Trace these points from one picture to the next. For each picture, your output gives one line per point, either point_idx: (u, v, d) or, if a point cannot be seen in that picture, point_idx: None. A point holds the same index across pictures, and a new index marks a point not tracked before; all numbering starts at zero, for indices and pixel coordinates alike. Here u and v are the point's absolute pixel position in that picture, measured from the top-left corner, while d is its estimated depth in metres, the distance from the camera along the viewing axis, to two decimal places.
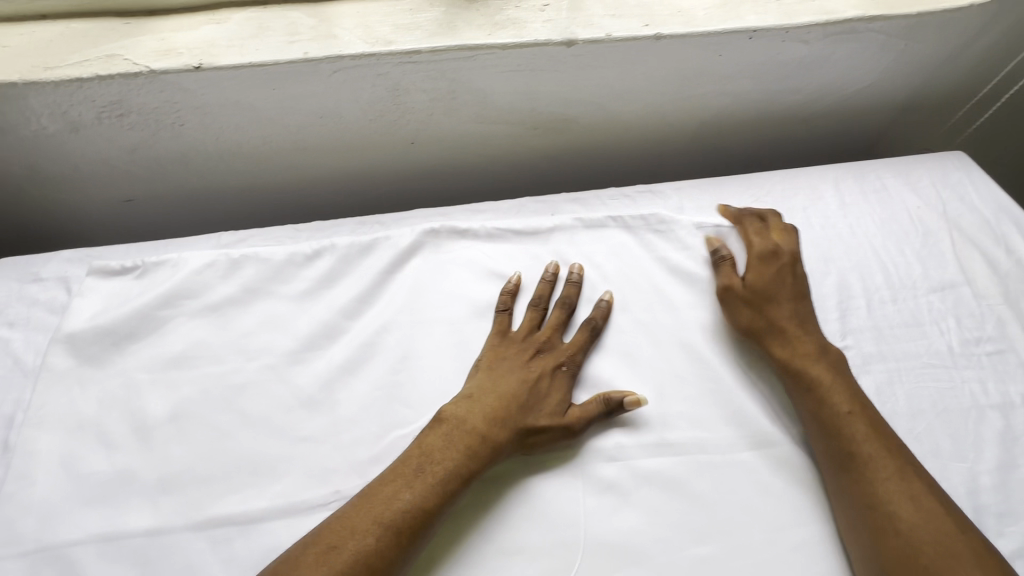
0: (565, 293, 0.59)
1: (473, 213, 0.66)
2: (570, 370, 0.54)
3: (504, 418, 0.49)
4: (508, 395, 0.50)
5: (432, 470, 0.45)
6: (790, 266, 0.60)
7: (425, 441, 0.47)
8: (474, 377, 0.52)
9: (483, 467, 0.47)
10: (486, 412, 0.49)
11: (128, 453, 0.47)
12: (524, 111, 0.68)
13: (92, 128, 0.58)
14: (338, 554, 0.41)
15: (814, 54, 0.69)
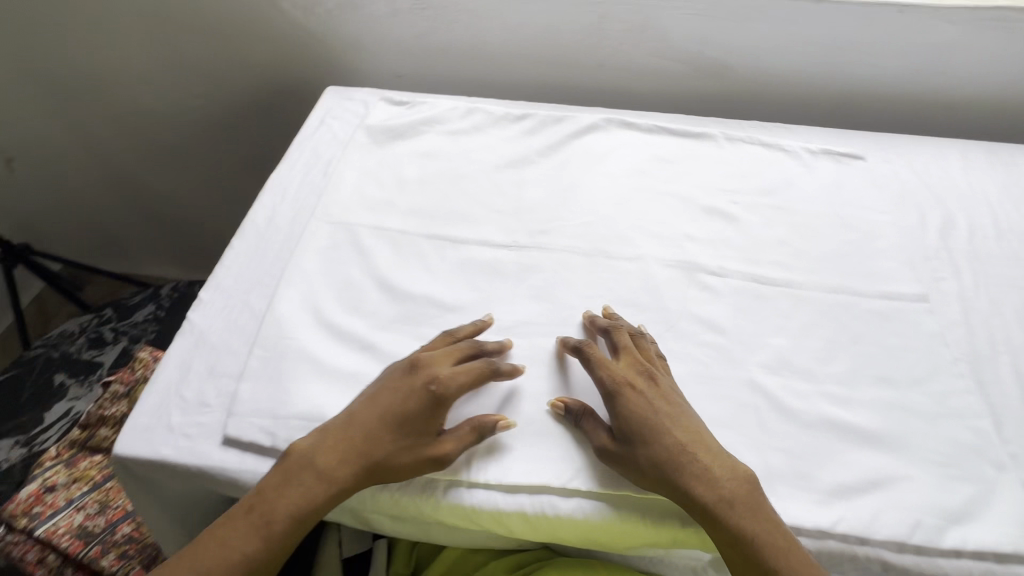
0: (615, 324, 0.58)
1: (639, 115, 0.86)
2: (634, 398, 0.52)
3: (353, 451, 0.49)
4: (369, 429, 0.50)
5: (306, 483, 0.48)
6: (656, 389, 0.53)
7: (308, 452, 0.49)
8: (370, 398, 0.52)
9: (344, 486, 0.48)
10: (324, 449, 0.49)
11: (392, 192, 0.73)
12: (693, 54, 0.87)
13: (404, 14, 0.89)
14: (224, 547, 0.45)
15: (958, 38, 0.81)
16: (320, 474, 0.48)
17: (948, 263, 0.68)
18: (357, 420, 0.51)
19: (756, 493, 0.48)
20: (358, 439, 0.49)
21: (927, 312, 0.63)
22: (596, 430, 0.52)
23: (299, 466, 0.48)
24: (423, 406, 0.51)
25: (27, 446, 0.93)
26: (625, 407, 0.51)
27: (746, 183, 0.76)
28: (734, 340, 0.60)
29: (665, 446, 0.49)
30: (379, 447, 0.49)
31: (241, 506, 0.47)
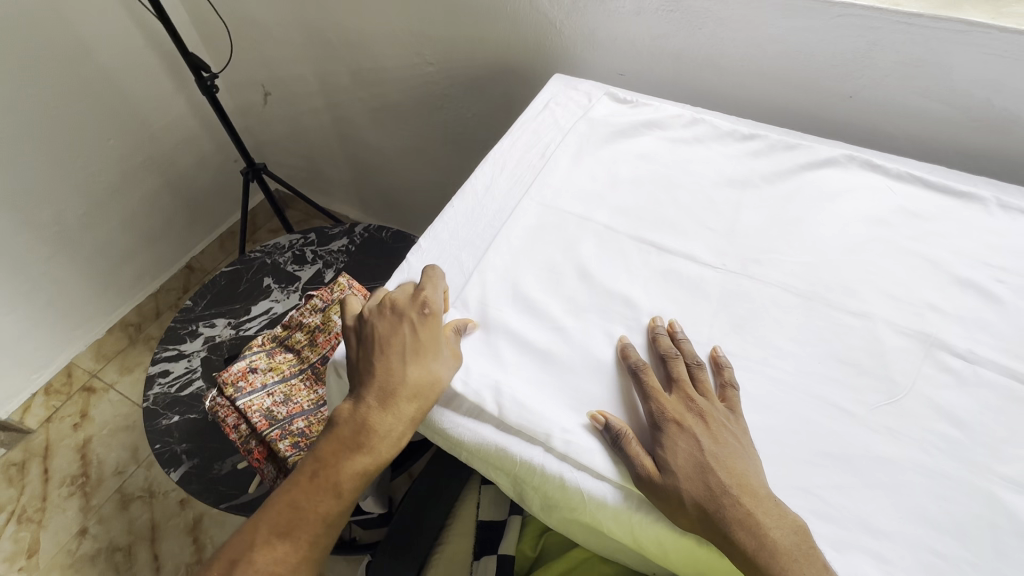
0: (665, 346, 0.57)
1: (889, 158, 0.76)
2: (680, 432, 0.51)
3: (403, 420, 0.55)
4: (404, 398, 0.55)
5: (366, 453, 0.55)
6: (682, 424, 0.51)
7: (360, 423, 0.55)
8: (403, 363, 0.56)
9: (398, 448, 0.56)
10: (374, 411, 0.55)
11: (603, 186, 0.74)
12: (978, 100, 0.75)
13: (647, 15, 0.89)
14: (321, 504, 0.55)
15: None
16: (387, 424, 0.55)
17: None
18: (414, 368, 0.56)
19: (815, 553, 0.45)
20: (403, 408, 0.55)
21: None
22: (638, 454, 0.50)
23: (370, 420, 0.55)
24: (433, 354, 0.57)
25: (237, 329, 1.12)
26: (668, 442, 0.50)
27: (1019, 261, 0.64)
28: (975, 439, 0.51)
29: (705, 486, 0.47)
30: (419, 397, 0.55)
31: (326, 471, 0.55)
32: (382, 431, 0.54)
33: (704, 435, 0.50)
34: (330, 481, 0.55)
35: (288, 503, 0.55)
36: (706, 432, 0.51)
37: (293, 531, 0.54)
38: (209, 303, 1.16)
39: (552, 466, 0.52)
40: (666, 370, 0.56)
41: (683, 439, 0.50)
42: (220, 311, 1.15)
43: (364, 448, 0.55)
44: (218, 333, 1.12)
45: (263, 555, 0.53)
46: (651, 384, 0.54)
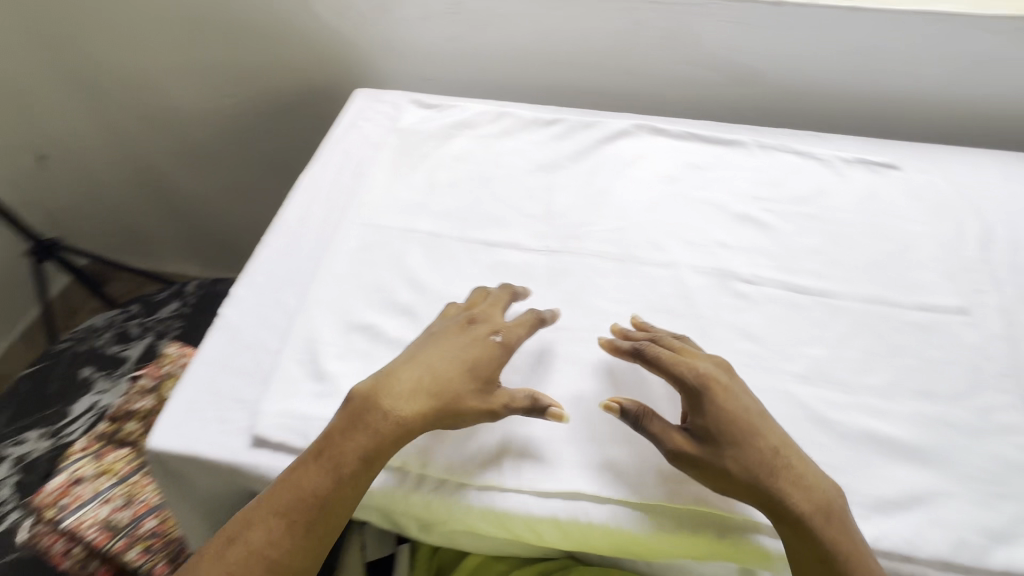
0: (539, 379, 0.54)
1: (670, 121, 0.85)
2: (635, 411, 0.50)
3: (427, 399, 0.49)
4: (441, 377, 0.50)
5: (379, 430, 0.48)
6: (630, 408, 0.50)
7: (363, 394, 0.50)
8: (440, 349, 0.52)
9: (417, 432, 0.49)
10: (395, 393, 0.49)
11: (423, 194, 0.74)
12: (726, 60, 0.87)
13: (436, 19, 0.90)
14: (311, 483, 0.47)
15: (999, 49, 0.79)
16: (398, 404, 0.49)
17: (989, 276, 0.66)
18: (470, 367, 0.51)
19: (838, 511, 0.46)
20: (425, 381, 0.50)
21: (968, 325, 0.61)
22: (663, 429, 0.49)
23: (389, 394, 0.49)
24: (493, 353, 0.52)
25: (53, 438, 0.94)
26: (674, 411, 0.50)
27: (779, 191, 0.75)
28: (769, 349, 0.59)
29: (749, 447, 0.47)
30: (452, 390, 0.50)
31: (332, 446, 0.48)
32: (386, 416, 0.48)
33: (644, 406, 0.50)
34: (320, 468, 0.47)
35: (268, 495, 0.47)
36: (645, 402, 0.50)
37: (263, 524, 0.46)
38: (13, 416, 0.97)
39: (409, 486, 0.51)
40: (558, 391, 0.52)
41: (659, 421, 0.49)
42: (28, 423, 0.96)
43: (367, 430, 0.48)
44: (29, 450, 0.93)
45: (256, 534, 0.46)
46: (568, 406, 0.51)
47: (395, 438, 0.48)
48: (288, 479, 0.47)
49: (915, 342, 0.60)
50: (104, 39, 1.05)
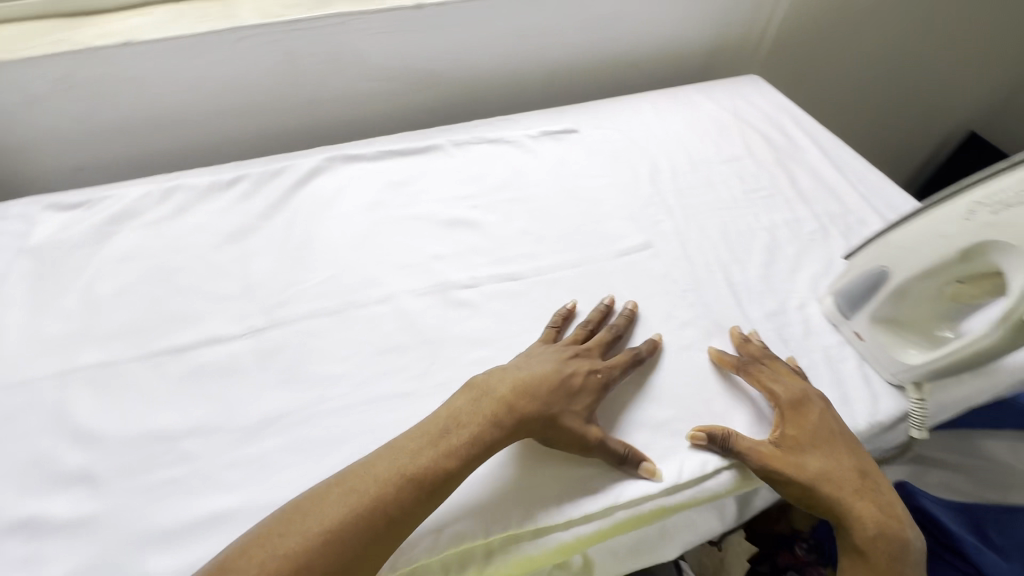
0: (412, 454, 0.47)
1: (364, 144, 0.82)
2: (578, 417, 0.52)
3: (530, 393, 0.51)
4: (542, 378, 0.53)
5: (456, 432, 0.48)
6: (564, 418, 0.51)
7: (486, 406, 0.50)
8: (581, 362, 0.56)
9: (506, 434, 0.49)
10: (529, 399, 0.51)
11: (82, 318, 0.60)
12: (399, 69, 0.86)
13: (45, 100, 0.74)
14: (359, 494, 0.44)
15: (616, 7, 0.90)
16: (553, 405, 0.51)
17: (661, 206, 0.75)
18: (595, 388, 0.54)
19: (903, 521, 0.51)
20: (550, 384, 0.53)
21: (653, 256, 0.69)
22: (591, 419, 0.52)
23: (482, 404, 0.50)
24: (590, 383, 0.54)
25: None
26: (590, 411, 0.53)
27: (480, 185, 0.77)
28: (499, 348, 0.60)
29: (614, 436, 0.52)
30: (555, 405, 0.51)
31: (379, 461, 0.46)
32: (507, 425, 0.50)
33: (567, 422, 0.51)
34: (380, 468, 0.45)
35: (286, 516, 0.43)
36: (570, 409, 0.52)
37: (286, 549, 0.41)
38: None
39: None
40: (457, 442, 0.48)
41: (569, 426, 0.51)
42: None
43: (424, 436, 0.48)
44: None
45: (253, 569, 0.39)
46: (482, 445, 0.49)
47: (474, 441, 0.48)
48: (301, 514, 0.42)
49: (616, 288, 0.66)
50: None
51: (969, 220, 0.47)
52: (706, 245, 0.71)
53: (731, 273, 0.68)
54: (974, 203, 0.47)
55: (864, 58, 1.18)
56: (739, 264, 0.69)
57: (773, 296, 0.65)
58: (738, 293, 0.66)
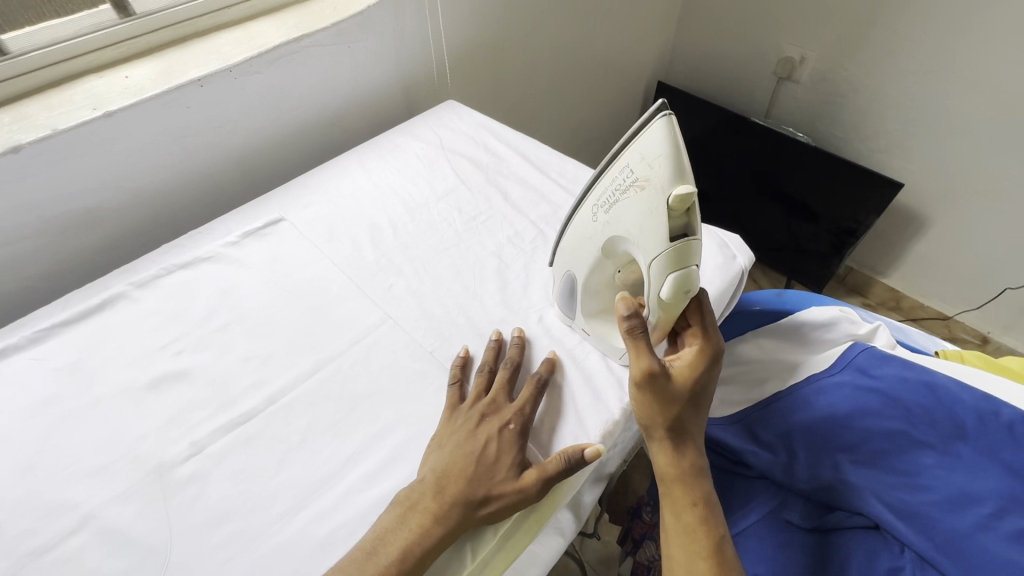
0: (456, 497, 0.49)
1: (13, 328, 0.65)
2: (506, 476, 0.51)
3: (450, 490, 0.50)
4: (458, 467, 0.51)
5: (383, 550, 0.47)
6: (490, 488, 0.50)
7: (410, 510, 0.49)
8: (511, 411, 0.56)
9: (436, 543, 0.48)
10: (455, 479, 0.50)
11: None
12: (30, 221, 0.70)
13: None
14: None
15: (278, 78, 0.84)
16: (474, 474, 0.50)
17: (390, 268, 0.73)
18: (521, 434, 0.54)
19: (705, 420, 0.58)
20: (463, 461, 0.51)
21: (393, 326, 0.66)
22: (513, 469, 0.51)
23: (417, 495, 0.50)
24: (534, 404, 0.57)
25: None
26: (515, 459, 0.52)
27: (182, 322, 0.66)
28: (243, 514, 0.51)
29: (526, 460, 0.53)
30: (473, 482, 0.50)
31: None
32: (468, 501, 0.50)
33: (495, 485, 0.50)
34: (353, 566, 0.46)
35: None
36: (494, 469, 0.51)
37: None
38: None
39: None
40: (467, 495, 0.50)
41: (501, 493, 0.50)
42: None
43: (400, 526, 0.48)
44: None
45: None
46: (498, 477, 0.51)
47: (404, 559, 0.46)
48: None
49: (364, 379, 0.61)
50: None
51: (600, 222, 0.57)
52: (442, 291, 0.70)
53: (472, 311, 0.67)
54: (597, 208, 0.57)
55: (549, 52, 1.31)
56: (477, 299, 0.69)
57: (516, 319, 0.67)
58: (484, 330, 0.66)
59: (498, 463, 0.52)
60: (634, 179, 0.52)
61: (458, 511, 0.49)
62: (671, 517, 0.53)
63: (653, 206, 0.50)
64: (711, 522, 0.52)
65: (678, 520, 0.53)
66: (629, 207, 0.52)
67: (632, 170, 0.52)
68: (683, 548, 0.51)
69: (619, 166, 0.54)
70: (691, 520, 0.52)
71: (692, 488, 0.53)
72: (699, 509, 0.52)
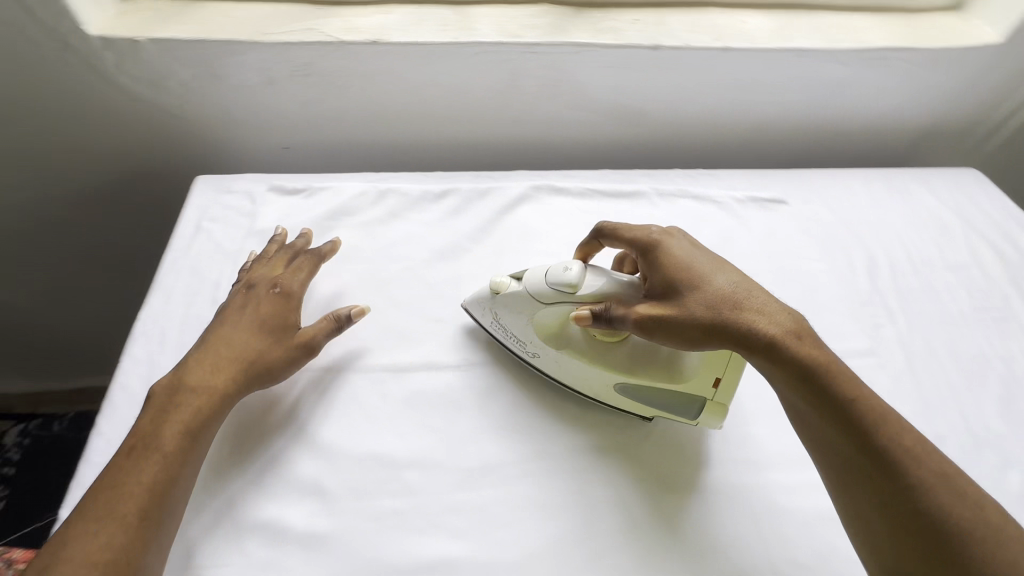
0: (261, 353, 0.54)
1: (568, 176, 0.81)
2: (292, 349, 0.55)
3: (234, 370, 0.52)
4: (240, 347, 0.54)
5: (176, 413, 0.49)
6: (287, 355, 0.55)
7: (185, 380, 0.51)
8: (281, 290, 0.59)
9: (198, 434, 0.49)
10: (234, 351, 0.54)
11: (307, 318, 0.62)
12: (609, 103, 0.83)
13: (282, 83, 0.75)
14: (170, 434, 0.48)
15: (851, 75, 0.83)
16: (233, 340, 0.54)
17: (882, 306, 0.70)
18: (266, 321, 0.56)
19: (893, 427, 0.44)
20: (243, 344, 0.54)
21: (878, 365, 0.64)
22: (312, 337, 0.56)
23: (193, 375, 0.52)
24: (275, 305, 0.57)
25: None
26: (302, 335, 0.56)
27: None
28: (717, 438, 0.56)
29: (271, 338, 0.55)
30: (262, 354, 0.54)
31: (162, 410, 0.49)
32: (289, 307, 0.58)
33: (269, 352, 0.54)
34: (218, 373, 0.52)
35: (131, 431, 0.48)
36: (282, 336, 0.56)
37: (131, 469, 0.45)
38: None
39: None
40: (265, 359, 0.54)
41: (285, 359, 0.54)
42: None
43: (226, 359, 0.53)
44: None
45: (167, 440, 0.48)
46: (261, 344, 0.55)
47: (183, 433, 0.48)
48: (144, 455, 0.46)
49: None
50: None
51: (533, 353, 0.57)
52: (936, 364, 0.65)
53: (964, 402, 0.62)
54: (525, 356, 0.59)
55: None
56: (972, 395, 0.63)
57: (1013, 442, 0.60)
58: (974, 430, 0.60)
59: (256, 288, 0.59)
60: (495, 320, 0.59)
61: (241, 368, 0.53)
62: (795, 423, 0.48)
63: (503, 311, 0.57)
64: (850, 436, 0.44)
65: (812, 437, 0.47)
66: (510, 327, 0.58)
67: (503, 325, 0.59)
68: (839, 463, 0.45)
69: (490, 331, 0.60)
70: (828, 428, 0.45)
71: (858, 431, 0.44)
72: (831, 413, 0.45)
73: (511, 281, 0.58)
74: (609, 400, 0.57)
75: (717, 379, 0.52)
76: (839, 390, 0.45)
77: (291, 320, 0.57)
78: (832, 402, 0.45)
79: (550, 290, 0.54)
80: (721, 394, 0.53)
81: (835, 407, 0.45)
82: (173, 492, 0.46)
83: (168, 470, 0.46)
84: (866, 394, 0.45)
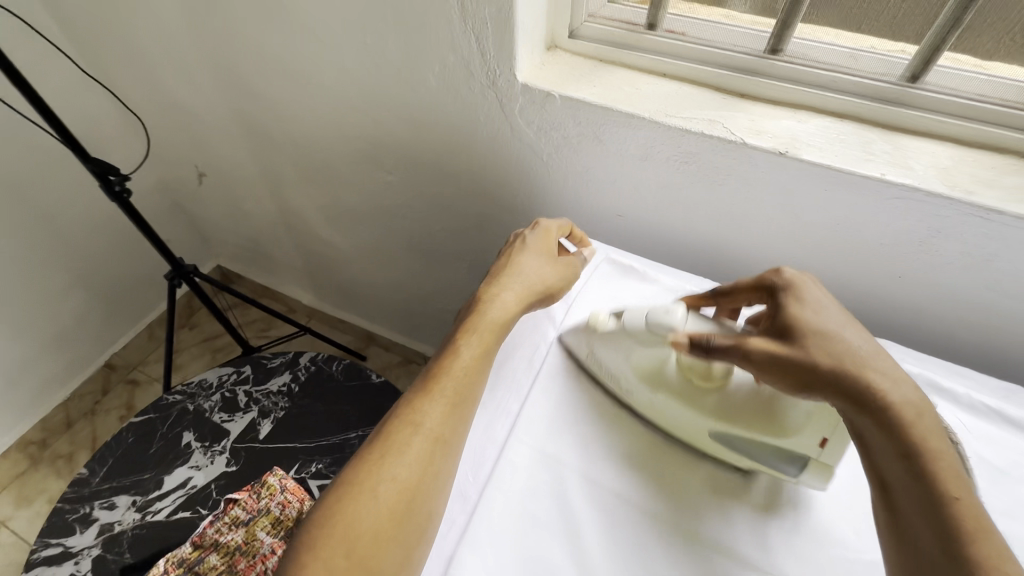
0: (551, 284, 0.68)
1: (950, 371, 0.63)
2: (561, 275, 0.69)
3: (521, 303, 0.64)
4: (527, 282, 0.66)
5: (446, 379, 0.57)
6: (560, 279, 0.69)
7: (462, 339, 0.60)
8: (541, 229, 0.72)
9: (464, 397, 0.56)
10: (517, 280, 0.66)
11: (613, 424, 0.59)
12: None
13: (654, 161, 0.72)
14: (441, 399, 0.55)
15: None
16: (516, 272, 0.67)
17: None
18: (538, 257, 0.69)
19: None
20: (525, 277, 0.66)
21: None
22: (571, 266, 0.71)
23: (476, 319, 0.62)
24: (544, 241, 0.71)
25: (142, 511, 0.90)
26: (565, 266, 0.70)
27: None
28: None
29: (548, 270, 0.68)
30: (547, 285, 0.67)
31: (434, 376, 0.57)
32: (549, 250, 0.70)
33: (545, 280, 0.67)
34: (492, 334, 0.61)
35: (409, 398, 0.56)
36: (553, 262, 0.69)
37: (397, 433, 0.53)
38: (109, 472, 0.95)
39: None
40: (542, 280, 0.67)
41: (554, 288, 0.68)
42: (122, 485, 0.93)
43: (524, 290, 0.65)
44: (117, 519, 0.90)
45: (436, 409, 0.54)
46: (542, 268, 0.68)
47: (449, 401, 0.55)
48: (415, 421, 0.54)
49: None
50: (288, 113, 1.03)
51: (626, 389, 0.59)
52: None
53: None
54: (618, 393, 0.60)
55: None
56: None
57: None
58: None
59: (517, 240, 0.71)
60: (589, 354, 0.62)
61: (535, 295, 0.66)
62: (889, 517, 0.45)
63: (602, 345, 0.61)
64: (936, 533, 0.41)
65: (898, 526, 0.44)
66: (605, 361, 0.60)
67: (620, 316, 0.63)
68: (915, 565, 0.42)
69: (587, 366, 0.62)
70: (919, 518, 0.42)
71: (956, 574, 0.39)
72: (925, 503, 0.42)
73: (608, 319, 0.62)
74: (713, 448, 0.56)
75: (824, 439, 0.51)
76: (940, 484, 0.42)
77: (555, 256, 0.70)
78: (927, 493, 0.42)
79: (650, 331, 0.58)
80: (828, 453, 0.51)
81: (927, 496, 0.42)
82: (444, 453, 0.52)
83: (433, 438, 0.53)
84: (971, 498, 0.42)
